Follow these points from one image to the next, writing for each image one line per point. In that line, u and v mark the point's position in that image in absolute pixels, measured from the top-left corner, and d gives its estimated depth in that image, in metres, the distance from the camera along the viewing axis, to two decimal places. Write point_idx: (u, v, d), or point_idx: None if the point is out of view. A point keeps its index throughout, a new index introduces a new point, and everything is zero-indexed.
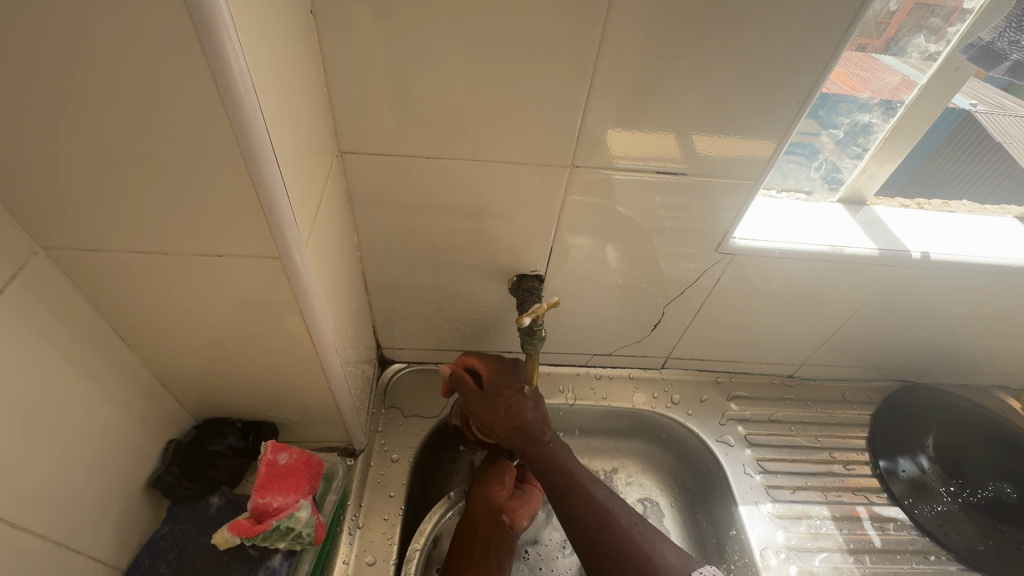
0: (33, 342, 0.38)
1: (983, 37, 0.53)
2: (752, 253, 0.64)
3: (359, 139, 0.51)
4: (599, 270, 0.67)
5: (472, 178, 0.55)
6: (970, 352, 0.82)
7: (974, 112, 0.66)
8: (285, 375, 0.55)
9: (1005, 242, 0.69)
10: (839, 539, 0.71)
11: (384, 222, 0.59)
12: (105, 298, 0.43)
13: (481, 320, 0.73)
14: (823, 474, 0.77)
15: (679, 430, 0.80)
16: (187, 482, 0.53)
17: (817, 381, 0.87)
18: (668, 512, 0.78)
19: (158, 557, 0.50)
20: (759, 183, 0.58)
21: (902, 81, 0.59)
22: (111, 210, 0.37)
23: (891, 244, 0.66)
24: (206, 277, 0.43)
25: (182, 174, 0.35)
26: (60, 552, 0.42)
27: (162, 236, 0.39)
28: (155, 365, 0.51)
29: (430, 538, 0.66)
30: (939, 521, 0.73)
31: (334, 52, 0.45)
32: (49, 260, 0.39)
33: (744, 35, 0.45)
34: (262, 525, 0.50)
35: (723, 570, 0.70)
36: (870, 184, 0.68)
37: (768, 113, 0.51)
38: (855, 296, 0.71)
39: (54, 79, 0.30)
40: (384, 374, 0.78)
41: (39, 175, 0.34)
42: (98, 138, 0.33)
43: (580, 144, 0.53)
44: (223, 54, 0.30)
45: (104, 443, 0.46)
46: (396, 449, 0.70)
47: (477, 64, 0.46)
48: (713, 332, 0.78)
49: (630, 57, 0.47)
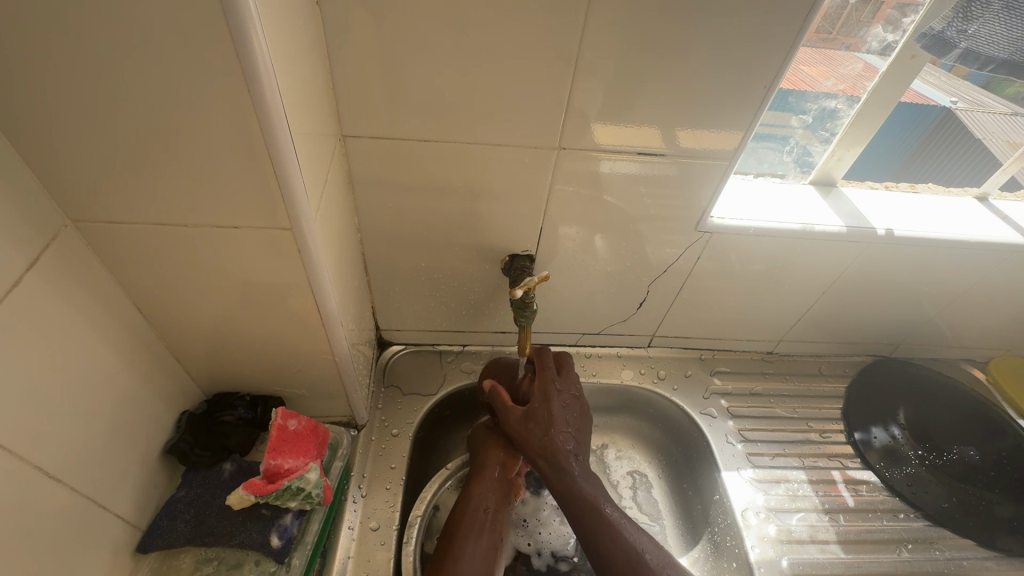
0: (60, 307, 0.41)
1: (934, 27, 0.57)
2: (729, 231, 0.68)
3: (360, 123, 0.55)
4: (587, 251, 0.71)
5: (465, 161, 0.59)
6: (938, 326, 0.87)
7: (953, 109, 0.71)
8: (291, 349, 0.58)
9: (965, 220, 0.74)
10: (815, 500, 0.75)
11: (383, 205, 0.62)
12: (126, 270, 0.47)
13: (475, 300, 0.76)
14: (801, 443, 0.82)
15: (665, 403, 0.84)
16: (200, 450, 0.56)
17: (795, 356, 0.92)
18: (656, 482, 0.83)
19: (176, 517, 0.53)
20: (732, 164, 0.62)
21: (865, 67, 0.63)
22: (136, 183, 0.40)
23: (858, 222, 0.70)
24: (221, 250, 0.46)
25: (202, 150, 0.39)
26: (86, 504, 0.45)
27: (181, 209, 0.43)
28: (169, 337, 0.54)
29: (430, 505, 0.69)
30: (909, 482, 0.77)
31: (337, 41, 0.49)
32: (76, 232, 0.43)
33: (716, 22, 0.49)
34: (274, 484, 0.55)
35: (708, 533, 0.74)
36: (839, 167, 0.73)
37: (738, 97, 0.55)
38: (828, 272, 0.75)
39: (90, 61, 0.33)
40: (383, 355, 0.81)
41: (72, 150, 0.38)
42: (127, 115, 0.36)
43: (567, 127, 0.57)
44: (246, 37, 0.33)
45: (123, 408, 0.49)
46: (396, 424, 0.73)
47: (469, 52, 0.50)
48: (696, 310, 0.82)
49: (612, 43, 0.50)
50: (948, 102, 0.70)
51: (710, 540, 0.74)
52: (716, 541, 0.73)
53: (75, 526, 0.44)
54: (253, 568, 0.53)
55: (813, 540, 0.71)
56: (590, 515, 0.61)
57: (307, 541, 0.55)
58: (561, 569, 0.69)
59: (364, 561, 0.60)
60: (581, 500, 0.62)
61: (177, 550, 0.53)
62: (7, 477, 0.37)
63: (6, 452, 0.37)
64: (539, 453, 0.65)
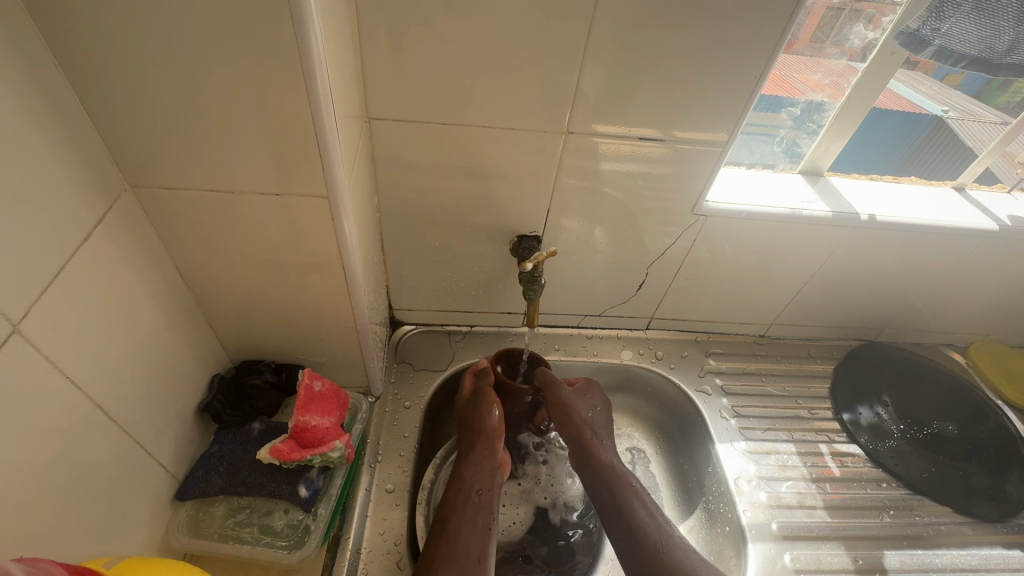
0: (118, 266, 0.46)
1: (911, 25, 0.62)
2: (723, 214, 0.73)
3: (384, 107, 0.59)
4: (591, 234, 0.75)
5: (479, 144, 0.63)
6: (921, 310, 0.92)
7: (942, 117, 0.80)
8: (315, 319, 0.62)
9: (944, 207, 0.79)
10: (803, 470, 0.80)
11: (401, 186, 0.67)
12: (172, 237, 0.51)
13: (484, 280, 0.81)
14: (790, 419, 0.86)
15: (662, 382, 0.89)
16: (231, 410, 0.62)
17: (786, 339, 0.97)
18: (653, 458, 0.86)
19: (211, 469, 0.58)
20: (725, 152, 0.66)
21: (846, 68, 0.68)
22: (189, 154, 0.45)
23: (843, 208, 0.75)
24: (257, 220, 0.51)
25: (254, 125, 0.43)
26: (132, 448, 0.49)
27: (225, 179, 0.47)
28: (204, 303, 0.58)
29: (432, 487, 0.73)
30: (893, 455, 0.82)
31: (370, 33, 0.53)
32: (132, 196, 0.47)
33: (714, 20, 0.54)
34: (299, 453, 0.59)
35: (702, 503, 0.79)
36: (826, 158, 0.78)
37: (731, 88, 0.60)
38: (814, 257, 0.80)
39: (158, 39, 0.38)
40: (395, 333, 0.86)
41: (135, 121, 0.42)
42: (185, 90, 0.41)
43: (575, 115, 0.61)
44: (304, 26, 0.38)
45: (164, 365, 0.53)
46: (409, 397, 0.77)
47: (486, 40, 0.54)
48: (692, 294, 0.86)
49: (617, 38, 0.55)
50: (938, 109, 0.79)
51: (705, 509, 0.78)
52: (711, 509, 0.77)
53: (125, 467, 0.49)
54: (284, 515, 0.59)
55: (801, 505, 0.75)
56: (625, 498, 0.65)
57: (332, 493, 0.61)
58: (571, 519, 0.74)
59: (380, 519, 0.64)
60: (615, 480, 0.67)
61: (211, 499, 0.58)
62: (72, 413, 0.42)
63: (73, 390, 0.42)
64: (582, 427, 0.70)
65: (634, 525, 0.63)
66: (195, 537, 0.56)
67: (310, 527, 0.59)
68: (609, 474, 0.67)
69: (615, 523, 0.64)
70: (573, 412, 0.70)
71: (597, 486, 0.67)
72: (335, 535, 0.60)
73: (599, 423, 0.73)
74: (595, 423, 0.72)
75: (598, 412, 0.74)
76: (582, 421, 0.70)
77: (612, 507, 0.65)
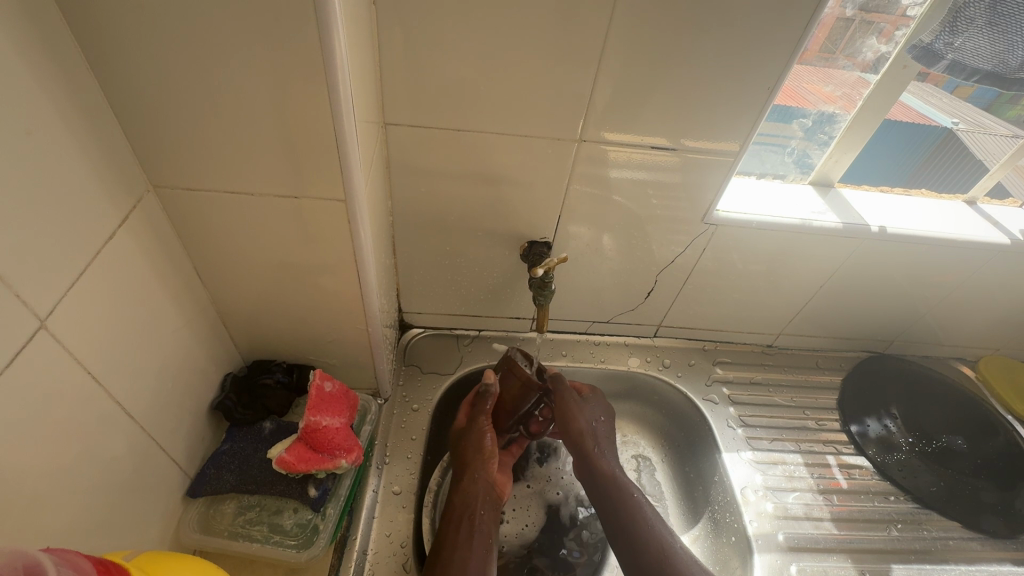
0: (141, 264, 0.47)
1: (924, 39, 0.62)
2: (733, 224, 0.73)
3: (400, 112, 0.60)
4: (600, 241, 0.75)
5: (492, 150, 0.64)
6: (930, 323, 0.91)
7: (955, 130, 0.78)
8: (327, 320, 0.63)
9: (955, 221, 0.79)
10: (810, 481, 0.79)
11: (415, 191, 0.68)
12: (191, 239, 0.52)
13: (493, 284, 0.81)
14: (797, 429, 0.86)
15: (669, 390, 0.89)
16: (243, 408, 0.63)
17: (793, 349, 0.96)
18: (659, 466, 0.87)
19: (222, 466, 0.59)
20: (736, 162, 0.66)
21: (858, 79, 0.68)
22: (211, 156, 0.46)
23: (853, 219, 0.75)
24: (273, 222, 0.51)
25: (276, 129, 0.44)
26: (147, 443, 0.50)
27: (245, 181, 0.48)
28: (220, 302, 0.59)
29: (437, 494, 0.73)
30: (901, 469, 0.82)
31: (388, 39, 0.54)
32: (155, 197, 0.48)
33: (728, 32, 0.55)
34: (305, 465, 0.59)
35: (708, 512, 0.78)
36: (836, 169, 0.78)
37: (743, 99, 0.61)
38: (824, 267, 0.80)
39: (187, 44, 0.39)
40: (404, 336, 0.86)
41: (162, 122, 0.43)
42: (211, 94, 0.42)
43: (587, 123, 0.62)
44: (329, 33, 0.39)
45: (179, 362, 0.54)
46: (418, 400, 0.78)
47: (502, 48, 0.55)
48: (701, 302, 0.86)
49: (632, 48, 0.56)
50: (949, 122, 0.77)
51: (710, 518, 0.78)
52: (717, 518, 0.77)
53: (140, 462, 0.49)
54: (293, 514, 0.59)
55: (808, 517, 0.75)
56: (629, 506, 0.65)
57: (340, 493, 0.62)
58: (580, 517, 0.75)
59: (387, 521, 0.64)
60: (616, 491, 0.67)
61: (222, 496, 0.59)
62: (93, 407, 0.43)
63: (94, 384, 0.43)
64: (583, 436, 0.70)
65: (638, 534, 0.63)
66: (205, 534, 0.57)
67: (318, 527, 0.59)
68: (612, 483, 0.68)
69: (619, 528, 0.64)
70: (574, 420, 0.70)
71: (598, 496, 0.68)
72: (342, 536, 0.61)
73: (601, 433, 0.73)
74: (597, 434, 0.72)
75: (603, 421, 0.74)
76: (583, 430, 0.70)
77: (616, 514, 0.65)
